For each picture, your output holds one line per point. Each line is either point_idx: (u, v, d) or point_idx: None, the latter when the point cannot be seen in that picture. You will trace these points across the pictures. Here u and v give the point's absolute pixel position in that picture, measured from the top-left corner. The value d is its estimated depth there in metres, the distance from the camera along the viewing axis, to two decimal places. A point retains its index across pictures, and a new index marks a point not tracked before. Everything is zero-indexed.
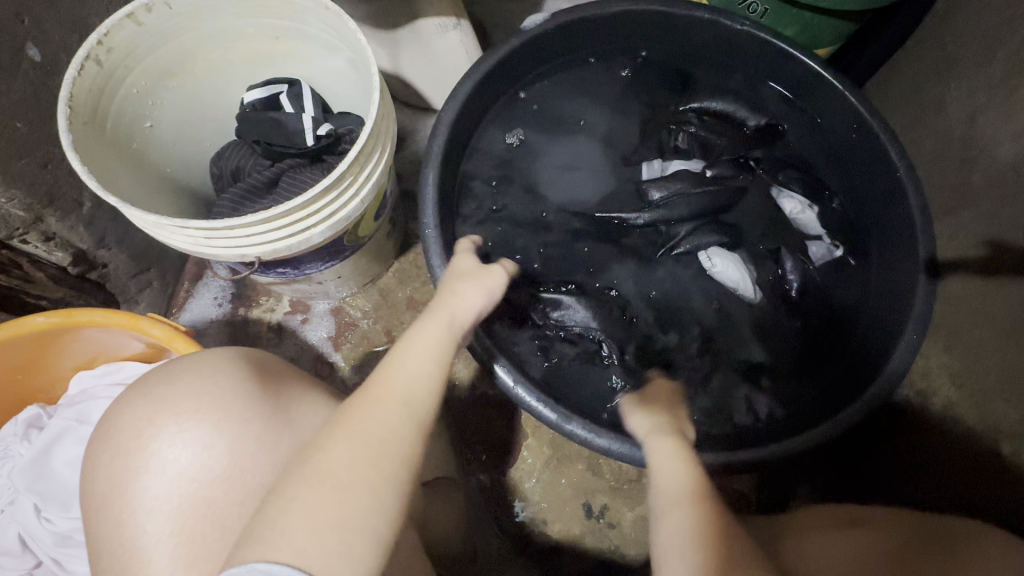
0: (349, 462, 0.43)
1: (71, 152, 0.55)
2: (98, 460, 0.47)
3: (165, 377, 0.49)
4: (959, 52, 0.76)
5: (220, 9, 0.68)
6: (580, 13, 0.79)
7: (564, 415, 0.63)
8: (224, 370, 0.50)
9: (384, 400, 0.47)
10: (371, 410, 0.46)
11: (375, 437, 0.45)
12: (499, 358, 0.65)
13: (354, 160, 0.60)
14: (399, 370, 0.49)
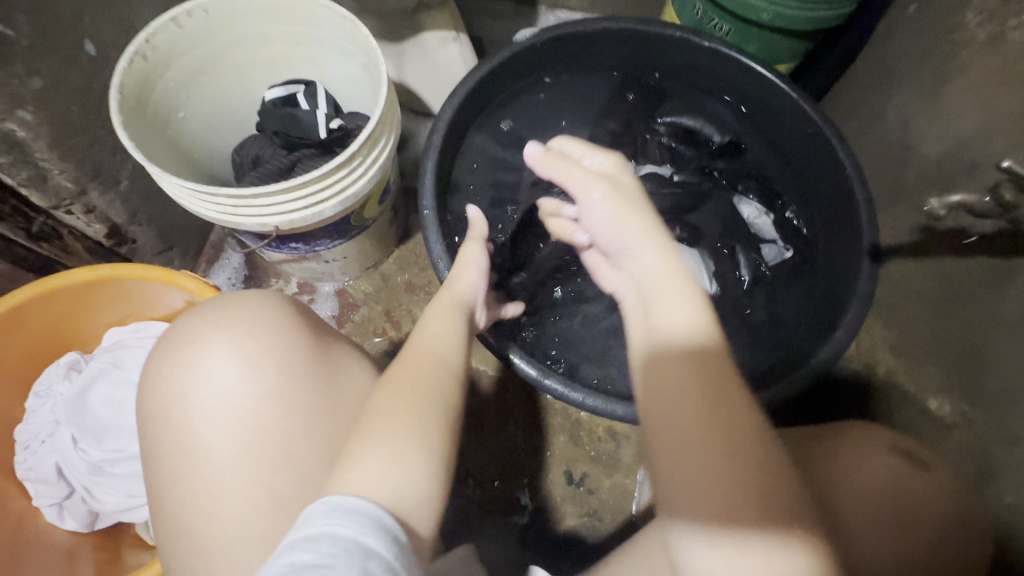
0: (403, 409, 0.50)
1: (120, 129, 0.63)
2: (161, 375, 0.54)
3: (222, 324, 0.55)
4: (895, 67, 0.87)
5: (249, 17, 0.79)
6: (563, 30, 0.88)
7: (545, 372, 0.71)
8: (273, 307, 0.57)
9: (420, 360, 0.55)
10: (413, 368, 0.54)
11: (421, 385, 0.52)
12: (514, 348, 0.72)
13: (364, 143, 0.69)
14: (425, 339, 0.57)
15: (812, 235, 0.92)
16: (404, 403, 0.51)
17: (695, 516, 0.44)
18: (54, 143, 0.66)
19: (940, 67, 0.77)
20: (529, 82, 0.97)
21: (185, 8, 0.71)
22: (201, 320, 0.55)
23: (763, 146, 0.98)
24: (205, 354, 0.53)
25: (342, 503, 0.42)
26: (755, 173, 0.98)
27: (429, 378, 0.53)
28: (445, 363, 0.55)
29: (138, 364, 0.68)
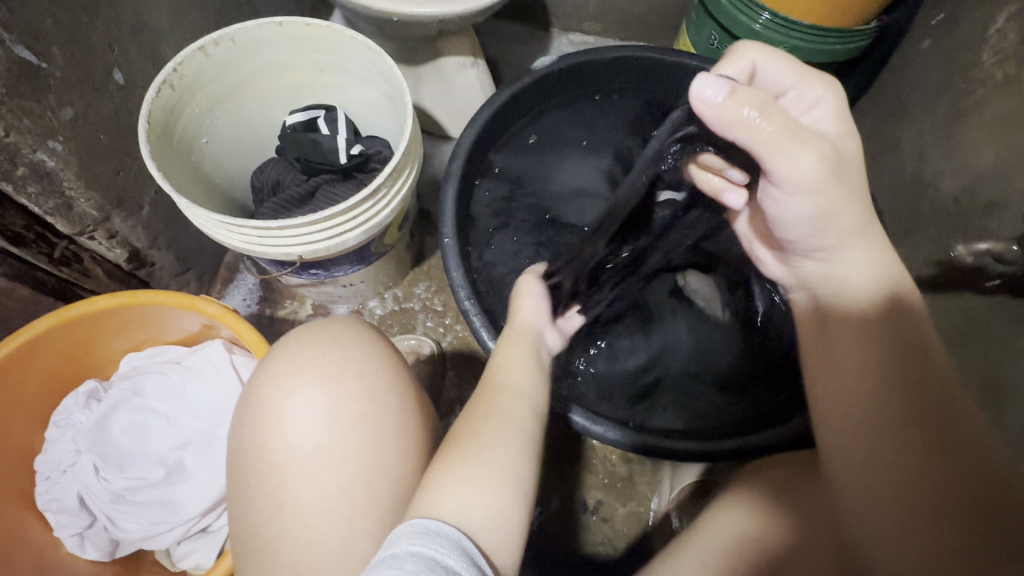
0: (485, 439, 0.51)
1: (150, 159, 0.64)
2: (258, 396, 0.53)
3: (325, 344, 0.54)
4: (911, 100, 0.87)
5: (275, 46, 0.79)
6: (584, 57, 0.90)
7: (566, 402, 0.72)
8: (379, 347, 0.56)
9: (506, 388, 0.57)
10: (495, 398, 0.55)
11: (502, 414, 0.54)
12: (572, 407, 0.71)
13: (389, 175, 0.70)
14: (507, 367, 0.59)
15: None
16: (495, 433, 0.52)
17: (873, 515, 0.46)
18: (81, 171, 0.66)
19: (956, 103, 0.78)
20: (547, 108, 0.98)
21: (213, 37, 0.72)
22: (313, 357, 0.53)
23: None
24: (314, 397, 0.51)
25: (425, 525, 0.43)
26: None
27: (515, 411, 0.55)
28: (521, 396, 0.56)
29: (158, 390, 0.68)
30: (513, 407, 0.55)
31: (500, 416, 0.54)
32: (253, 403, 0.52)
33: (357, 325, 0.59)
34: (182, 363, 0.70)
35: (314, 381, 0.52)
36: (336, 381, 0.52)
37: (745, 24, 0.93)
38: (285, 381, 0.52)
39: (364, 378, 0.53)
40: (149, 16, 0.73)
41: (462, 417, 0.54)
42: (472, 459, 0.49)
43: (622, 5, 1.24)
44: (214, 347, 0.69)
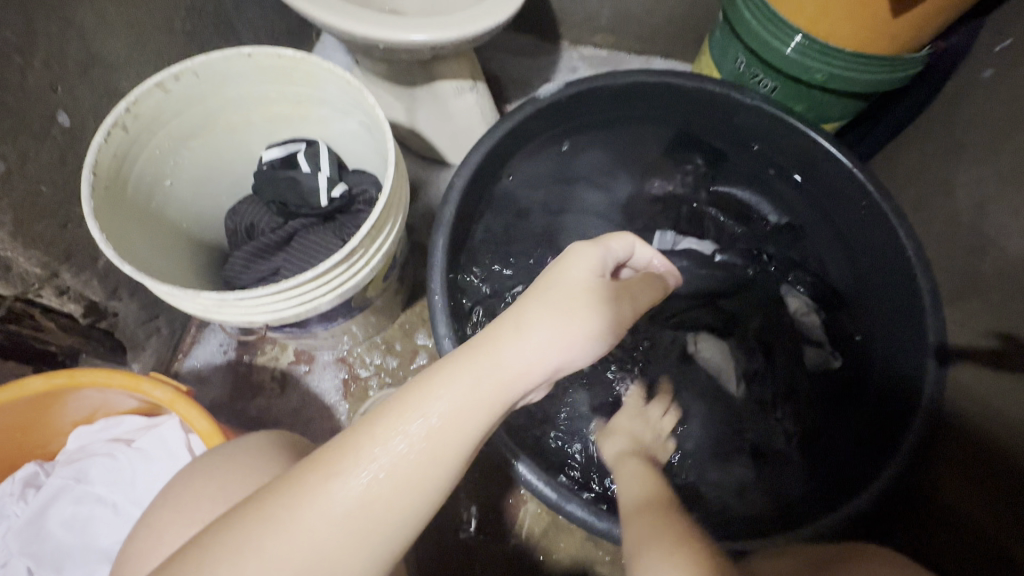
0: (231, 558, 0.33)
1: (91, 219, 0.56)
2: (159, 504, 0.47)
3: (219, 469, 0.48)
4: (967, 139, 0.76)
5: (246, 78, 0.71)
6: (592, 85, 0.78)
7: (523, 461, 0.64)
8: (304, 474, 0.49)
9: (350, 469, 0.35)
10: (316, 483, 0.35)
11: (306, 523, 0.34)
12: (522, 456, 0.64)
13: (368, 234, 0.62)
14: (380, 449, 0.36)
15: (871, 331, 0.82)
16: (289, 551, 0.33)
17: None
18: (17, 229, 0.58)
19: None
20: (552, 138, 0.87)
21: (172, 72, 0.64)
22: (221, 485, 0.46)
23: (818, 229, 0.89)
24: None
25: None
26: (806, 264, 0.91)
27: (314, 532, 0.34)
28: (338, 497, 0.35)
29: (105, 476, 0.61)
30: (341, 522, 0.34)
31: (302, 530, 0.34)
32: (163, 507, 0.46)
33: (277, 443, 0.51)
34: (133, 444, 0.62)
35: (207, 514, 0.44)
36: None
37: (776, 47, 0.82)
38: (176, 510, 0.45)
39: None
40: (101, 47, 0.65)
41: (269, 501, 0.35)
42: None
43: (638, 15, 1.13)
44: (169, 426, 0.61)
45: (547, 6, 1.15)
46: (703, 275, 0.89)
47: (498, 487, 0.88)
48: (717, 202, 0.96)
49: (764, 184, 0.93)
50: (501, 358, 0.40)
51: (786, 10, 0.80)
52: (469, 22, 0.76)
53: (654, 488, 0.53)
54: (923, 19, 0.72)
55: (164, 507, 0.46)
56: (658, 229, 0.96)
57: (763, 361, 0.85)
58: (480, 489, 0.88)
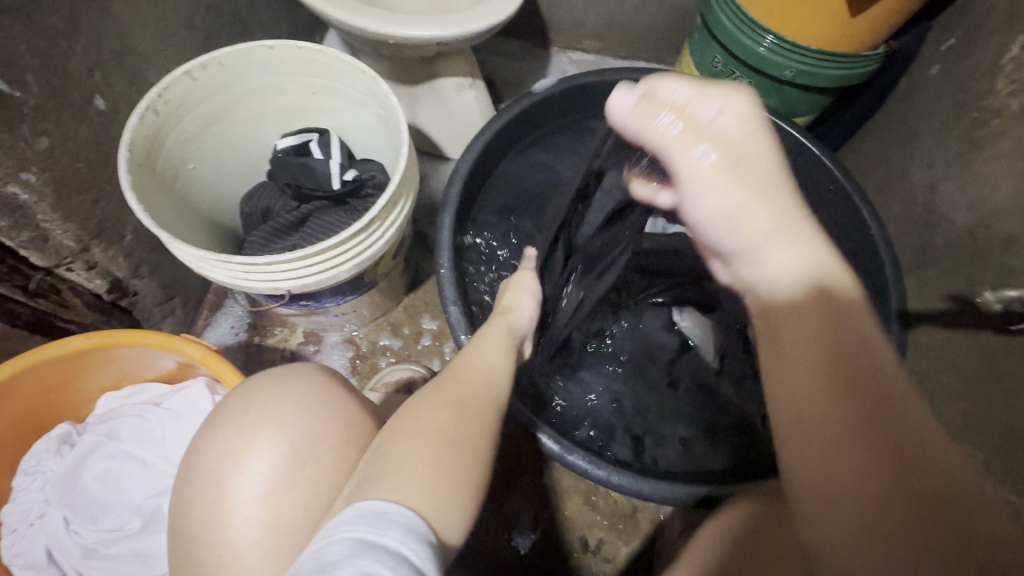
0: (427, 433, 0.47)
1: (130, 192, 0.61)
2: (216, 432, 0.52)
3: (273, 389, 0.53)
4: (920, 126, 0.84)
5: (266, 69, 0.77)
6: (582, 80, 0.86)
7: (545, 429, 0.68)
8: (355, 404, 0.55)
9: (463, 374, 0.55)
10: (450, 384, 0.54)
11: (457, 403, 0.51)
12: (542, 426, 0.68)
13: (384, 207, 0.67)
14: (476, 363, 0.57)
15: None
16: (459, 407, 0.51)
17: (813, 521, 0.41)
18: (57, 202, 0.63)
19: (968, 132, 0.75)
20: (549, 129, 0.94)
21: (201, 61, 0.69)
22: (301, 397, 0.52)
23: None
24: (268, 456, 0.49)
25: (401, 513, 0.39)
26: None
27: (471, 392, 0.53)
28: (479, 374, 0.56)
29: (135, 434, 0.64)
30: (479, 400, 0.53)
31: (460, 391, 0.53)
32: (211, 440, 0.51)
33: (327, 378, 0.56)
34: (162, 405, 0.66)
35: (287, 418, 0.51)
36: (309, 437, 0.50)
37: (749, 46, 0.91)
38: (261, 415, 0.51)
39: (336, 444, 0.51)
40: (133, 38, 0.70)
41: (428, 390, 0.53)
42: (407, 451, 0.46)
43: (622, 22, 1.21)
44: (196, 387, 0.66)
45: (538, 14, 1.24)
46: None
47: (499, 456, 0.93)
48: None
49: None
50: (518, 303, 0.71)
51: (757, 13, 0.88)
52: (471, 21, 0.83)
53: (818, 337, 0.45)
54: (877, 19, 0.81)
55: (211, 442, 0.51)
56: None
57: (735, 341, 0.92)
58: None
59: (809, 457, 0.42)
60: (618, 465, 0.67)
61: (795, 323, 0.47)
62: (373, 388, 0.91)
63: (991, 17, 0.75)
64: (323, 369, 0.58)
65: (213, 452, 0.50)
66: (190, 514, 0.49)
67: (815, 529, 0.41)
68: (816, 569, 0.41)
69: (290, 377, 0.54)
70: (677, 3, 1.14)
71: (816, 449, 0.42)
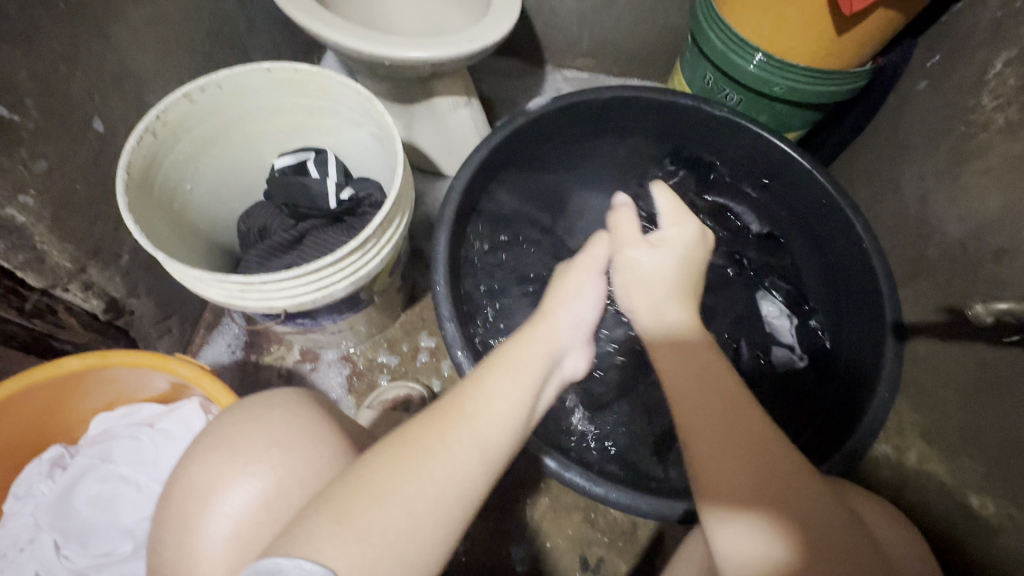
0: (374, 493, 0.39)
1: (127, 213, 0.61)
2: (197, 457, 0.49)
3: (259, 412, 0.51)
4: (909, 141, 0.85)
5: (263, 91, 0.78)
6: (577, 98, 0.87)
7: (551, 454, 0.67)
8: (335, 432, 0.52)
9: (449, 421, 0.45)
10: (428, 437, 0.44)
11: (431, 459, 0.42)
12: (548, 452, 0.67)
13: (379, 226, 0.68)
14: (470, 409, 0.46)
15: (839, 328, 0.88)
16: (433, 473, 0.41)
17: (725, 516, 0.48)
18: (53, 223, 0.63)
19: (957, 146, 0.76)
20: (544, 145, 0.95)
21: (198, 84, 0.70)
22: (279, 421, 0.50)
23: (797, 242, 0.96)
24: (244, 491, 0.46)
25: (303, 566, 0.35)
26: (783, 272, 0.98)
27: (453, 447, 0.43)
28: (473, 422, 0.45)
29: (127, 456, 0.64)
30: (455, 461, 0.43)
31: (438, 449, 0.43)
32: (194, 465, 0.49)
33: (302, 405, 0.53)
34: (155, 426, 0.65)
35: (259, 455, 0.48)
36: (282, 473, 0.47)
37: (739, 64, 0.92)
38: (231, 452, 0.48)
39: (309, 480, 0.47)
40: (132, 62, 0.71)
41: (416, 435, 0.44)
42: (346, 512, 0.38)
43: (615, 40, 1.23)
44: (189, 408, 0.65)
45: (532, 33, 1.26)
46: None
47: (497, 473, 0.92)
48: (704, 211, 1.03)
49: (750, 198, 1.00)
50: (540, 338, 0.57)
51: (746, 32, 0.90)
52: (466, 42, 0.84)
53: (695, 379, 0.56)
54: (864, 37, 0.83)
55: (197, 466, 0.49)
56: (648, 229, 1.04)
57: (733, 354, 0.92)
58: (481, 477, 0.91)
59: (725, 447, 0.50)
60: (618, 483, 0.67)
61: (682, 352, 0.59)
62: (369, 405, 0.90)
63: (974, 34, 0.76)
64: (310, 393, 0.56)
65: (187, 487, 0.48)
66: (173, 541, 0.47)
67: (719, 497, 0.49)
68: (726, 533, 0.47)
69: (279, 398, 0.53)
70: (669, 23, 1.16)
71: (725, 444, 0.50)
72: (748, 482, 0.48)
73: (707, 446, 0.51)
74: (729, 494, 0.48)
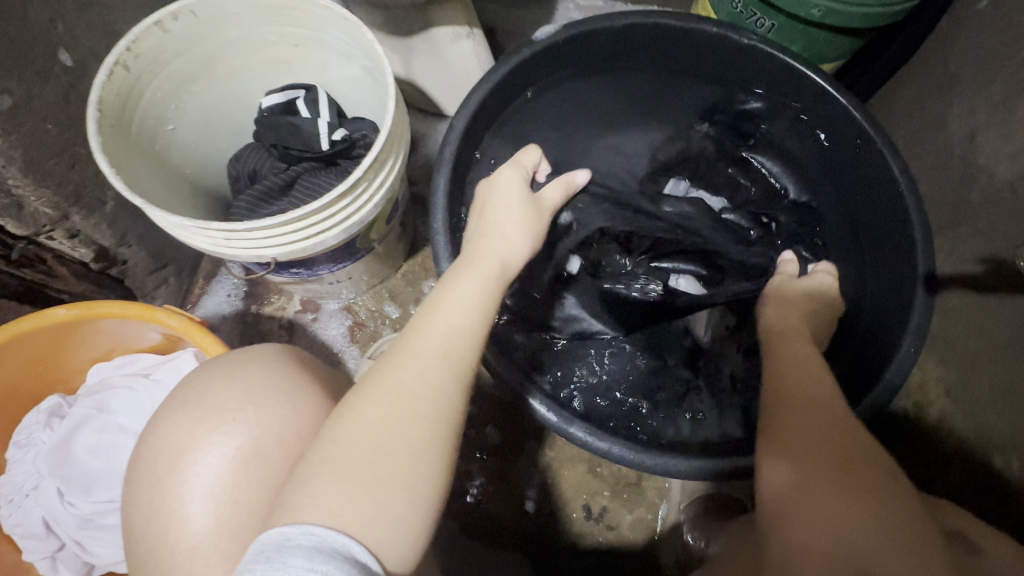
0: (364, 440, 0.45)
1: (99, 153, 0.57)
2: (169, 427, 0.51)
3: (229, 375, 0.53)
4: (962, 70, 0.76)
5: (244, 19, 0.71)
6: (587, 25, 0.77)
7: (537, 395, 0.65)
8: (308, 389, 0.53)
9: (413, 357, 0.49)
10: (404, 378, 0.48)
11: (405, 402, 0.47)
12: (533, 391, 0.65)
13: (369, 168, 0.62)
14: (426, 342, 0.50)
15: (862, 296, 0.81)
16: (402, 409, 0.47)
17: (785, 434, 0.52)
18: (28, 166, 0.60)
19: (1017, 74, 0.67)
20: (551, 81, 0.87)
21: (171, 10, 0.64)
22: (245, 385, 0.52)
23: (835, 212, 0.87)
24: (215, 451, 0.49)
25: (312, 532, 0.40)
26: (812, 244, 0.88)
27: (418, 380, 0.48)
28: (435, 355, 0.50)
29: (125, 406, 0.63)
30: (428, 394, 0.48)
31: (407, 382, 0.48)
32: (165, 435, 0.51)
33: (277, 360, 0.55)
34: (150, 376, 0.65)
35: (234, 412, 0.50)
36: (256, 430, 0.50)
37: None
38: (206, 410, 0.50)
39: (286, 440, 0.50)
40: None
41: (390, 373, 0.49)
42: (347, 463, 0.44)
43: None
44: (184, 358, 0.64)
45: None
46: (707, 224, 0.85)
47: (502, 425, 0.91)
48: (739, 166, 0.93)
49: (792, 157, 0.90)
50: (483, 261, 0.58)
51: None
52: None
53: (815, 364, 0.58)
54: None
55: (162, 437, 0.51)
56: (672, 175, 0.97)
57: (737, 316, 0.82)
58: (485, 427, 0.91)
59: (799, 397, 0.54)
60: (619, 436, 0.65)
61: (790, 344, 0.62)
62: (373, 356, 0.89)
63: None
64: (271, 351, 0.56)
65: (165, 446, 0.50)
66: (151, 515, 0.48)
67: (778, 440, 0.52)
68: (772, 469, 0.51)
69: (245, 360, 0.54)
70: None
71: (800, 398, 0.54)
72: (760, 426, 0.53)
73: (785, 397, 0.55)
74: (787, 438, 0.51)
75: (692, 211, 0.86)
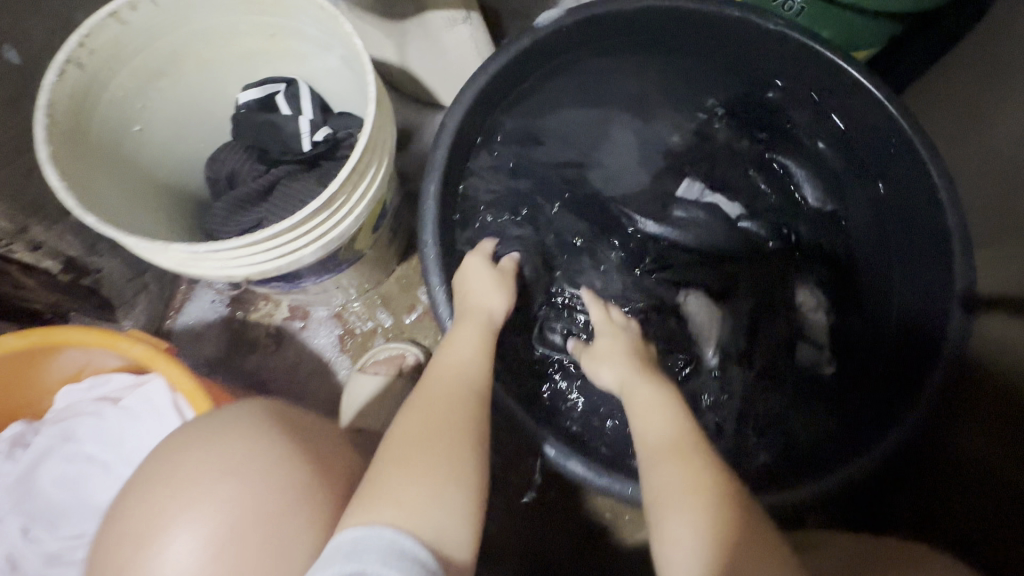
0: (414, 457, 0.49)
1: (47, 165, 0.51)
2: (135, 508, 0.49)
3: (201, 442, 0.51)
4: (1017, 58, 0.67)
5: (211, 6, 0.64)
6: (590, 11, 0.68)
7: (552, 443, 0.61)
8: (281, 454, 0.51)
9: (437, 387, 0.56)
10: (435, 402, 0.54)
11: (441, 420, 0.52)
12: (551, 440, 0.60)
13: (347, 180, 0.56)
14: (446, 374, 0.57)
15: (886, 316, 0.72)
16: (436, 427, 0.51)
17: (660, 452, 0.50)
18: None
19: None
20: (553, 73, 0.78)
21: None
22: (222, 453, 0.50)
23: (867, 219, 0.76)
24: (185, 534, 0.47)
25: (383, 535, 0.43)
26: (834, 258, 0.78)
27: (447, 403, 0.54)
28: (458, 382, 0.56)
29: (92, 434, 0.60)
30: (459, 413, 0.53)
31: (434, 407, 0.53)
32: (127, 518, 0.48)
33: (249, 417, 0.53)
34: (119, 402, 0.61)
35: (209, 489, 0.48)
36: (232, 503, 0.48)
37: None
38: (172, 488, 0.49)
39: (265, 514, 0.48)
40: None
41: (418, 404, 0.54)
42: (397, 477, 0.47)
43: None
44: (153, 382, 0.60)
45: None
46: (723, 232, 0.78)
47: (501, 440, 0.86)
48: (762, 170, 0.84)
49: (821, 158, 0.80)
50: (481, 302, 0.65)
51: None
52: None
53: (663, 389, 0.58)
54: None
55: (133, 516, 0.49)
56: (686, 176, 0.85)
57: (748, 337, 0.74)
58: None
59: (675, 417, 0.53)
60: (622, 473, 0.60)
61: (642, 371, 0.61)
62: (364, 368, 0.85)
63: None
64: (252, 407, 0.54)
65: (136, 529, 0.48)
66: None
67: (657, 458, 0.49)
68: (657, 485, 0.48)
69: (214, 424, 0.52)
70: None
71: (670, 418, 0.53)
72: (679, 466, 0.48)
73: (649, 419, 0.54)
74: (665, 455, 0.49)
75: (707, 219, 0.78)
